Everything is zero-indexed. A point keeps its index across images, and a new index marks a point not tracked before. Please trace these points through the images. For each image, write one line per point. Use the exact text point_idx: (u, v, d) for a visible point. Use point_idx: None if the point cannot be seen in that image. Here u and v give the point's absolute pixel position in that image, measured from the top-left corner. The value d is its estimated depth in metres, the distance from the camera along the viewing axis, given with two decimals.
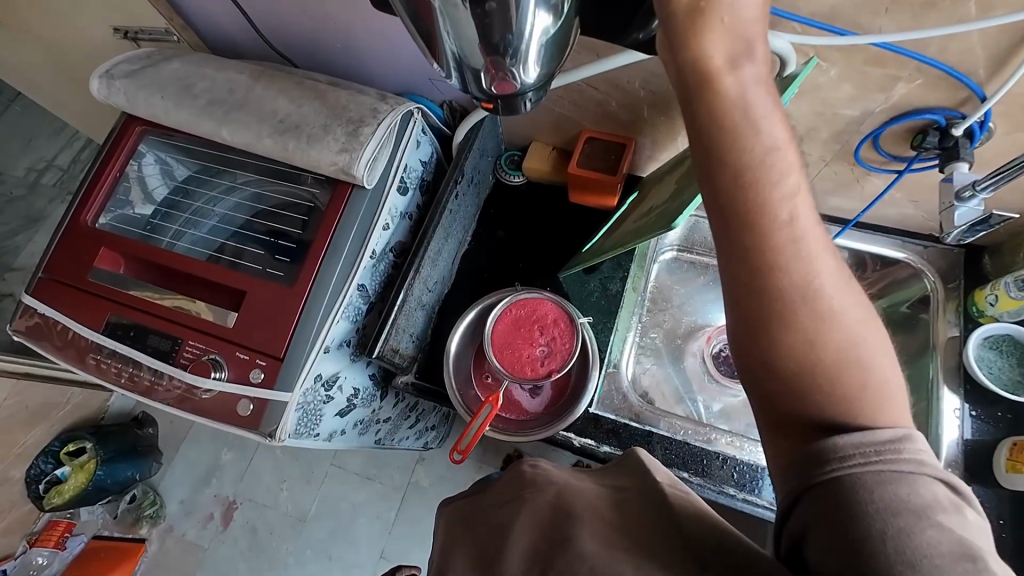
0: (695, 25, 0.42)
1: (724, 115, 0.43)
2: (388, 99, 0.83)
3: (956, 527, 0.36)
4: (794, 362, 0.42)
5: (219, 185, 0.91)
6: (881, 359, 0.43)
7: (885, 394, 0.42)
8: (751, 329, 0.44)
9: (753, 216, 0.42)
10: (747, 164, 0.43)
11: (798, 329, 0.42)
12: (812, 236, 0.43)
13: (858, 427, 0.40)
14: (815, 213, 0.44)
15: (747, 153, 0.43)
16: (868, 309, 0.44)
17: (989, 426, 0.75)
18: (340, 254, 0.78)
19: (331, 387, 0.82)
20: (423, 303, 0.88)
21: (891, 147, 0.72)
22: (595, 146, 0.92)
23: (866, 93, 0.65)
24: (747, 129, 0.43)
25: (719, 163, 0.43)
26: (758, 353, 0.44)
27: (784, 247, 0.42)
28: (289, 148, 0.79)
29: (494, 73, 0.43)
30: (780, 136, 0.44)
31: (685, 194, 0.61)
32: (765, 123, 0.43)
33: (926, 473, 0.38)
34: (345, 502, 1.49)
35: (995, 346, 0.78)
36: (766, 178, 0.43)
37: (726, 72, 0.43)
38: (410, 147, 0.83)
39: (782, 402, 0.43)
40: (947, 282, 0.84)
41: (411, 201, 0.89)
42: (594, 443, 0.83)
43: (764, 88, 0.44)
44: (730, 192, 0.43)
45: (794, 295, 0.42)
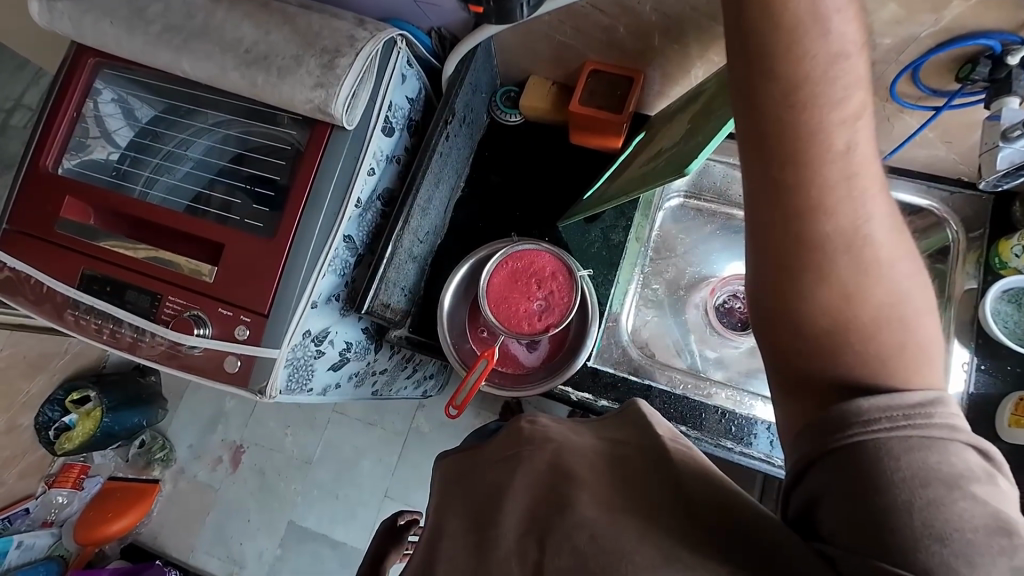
0: None
1: (790, 15, 0.37)
2: (367, 24, 0.73)
3: (988, 497, 0.33)
4: (825, 320, 0.39)
5: (188, 126, 0.84)
6: (923, 318, 0.39)
7: (919, 354, 0.39)
8: (778, 279, 0.40)
9: (798, 154, 0.37)
10: (800, 89, 0.37)
11: (831, 284, 0.38)
12: (865, 175, 0.38)
13: (885, 386, 0.37)
14: (874, 149, 0.39)
15: (789, 76, 0.37)
16: (914, 261, 0.40)
17: (995, 381, 0.74)
18: (326, 199, 0.72)
19: (322, 342, 0.79)
20: (415, 254, 0.84)
21: (932, 80, 0.64)
22: (600, 80, 0.84)
23: (913, 14, 0.56)
24: (795, 46, 0.37)
25: (770, 78, 0.38)
26: (781, 309, 0.40)
27: (836, 185, 0.38)
28: (258, 83, 0.71)
29: None
30: (853, 41, 0.38)
31: (703, 134, 0.54)
32: (836, 22, 0.37)
33: (958, 440, 0.35)
34: (348, 446, 1.53)
35: (1013, 299, 0.74)
36: (816, 106, 0.37)
37: None
38: (395, 81, 0.75)
39: (800, 360, 0.40)
40: (970, 232, 0.80)
41: (398, 143, 0.82)
42: (593, 397, 0.82)
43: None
44: (777, 123, 0.38)
45: (837, 242, 0.38)
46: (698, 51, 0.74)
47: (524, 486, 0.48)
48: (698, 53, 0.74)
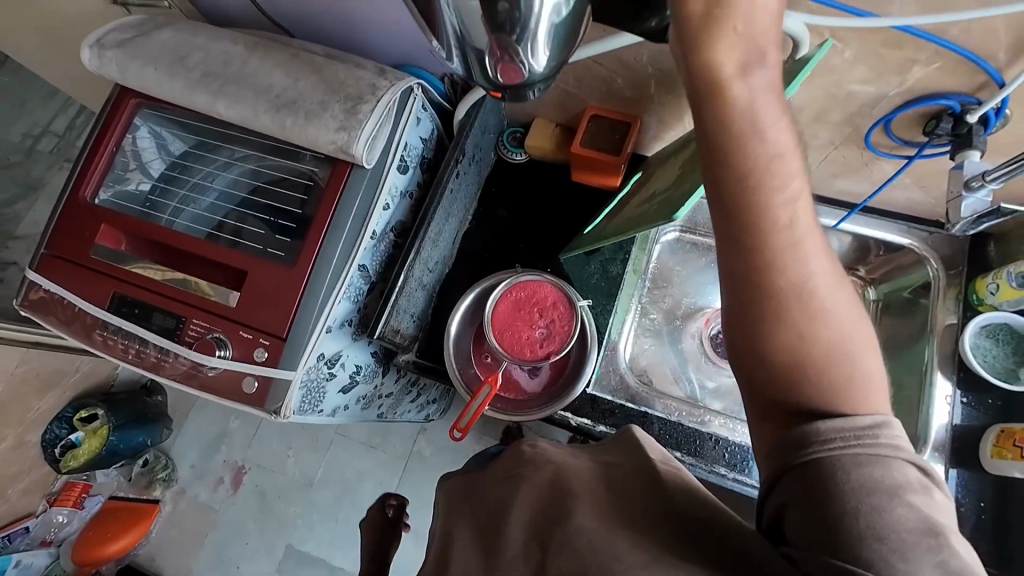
0: (710, 31, 0.40)
1: (733, 124, 0.42)
2: (388, 74, 0.80)
3: (923, 505, 0.37)
4: (786, 356, 0.43)
5: (215, 160, 0.90)
6: (869, 356, 0.44)
7: (870, 386, 0.43)
8: (741, 318, 0.44)
9: (753, 217, 0.43)
10: (752, 166, 0.42)
11: (786, 325, 0.43)
12: (810, 240, 0.43)
13: (838, 412, 0.41)
14: (814, 218, 0.44)
15: (744, 156, 0.42)
16: (858, 307, 0.45)
17: (978, 413, 0.77)
18: (344, 231, 0.78)
19: (333, 364, 0.83)
20: (424, 283, 0.88)
21: (903, 132, 0.70)
22: (600, 124, 0.90)
23: (881, 76, 0.62)
24: (758, 132, 0.42)
25: (728, 158, 0.43)
26: (748, 346, 0.45)
27: (783, 248, 0.43)
28: (286, 125, 0.77)
29: (498, 65, 0.40)
30: (786, 145, 0.43)
31: (689, 183, 0.59)
32: (770, 131, 0.43)
33: (900, 457, 0.39)
34: (349, 469, 1.55)
35: (991, 335, 0.78)
36: (767, 184, 0.43)
37: (736, 79, 0.41)
38: (410, 124, 0.82)
39: (768, 390, 0.44)
40: (949, 269, 0.84)
41: (412, 179, 0.88)
42: (591, 422, 0.85)
43: (774, 101, 0.43)
44: (735, 192, 0.43)
45: (789, 292, 0.43)
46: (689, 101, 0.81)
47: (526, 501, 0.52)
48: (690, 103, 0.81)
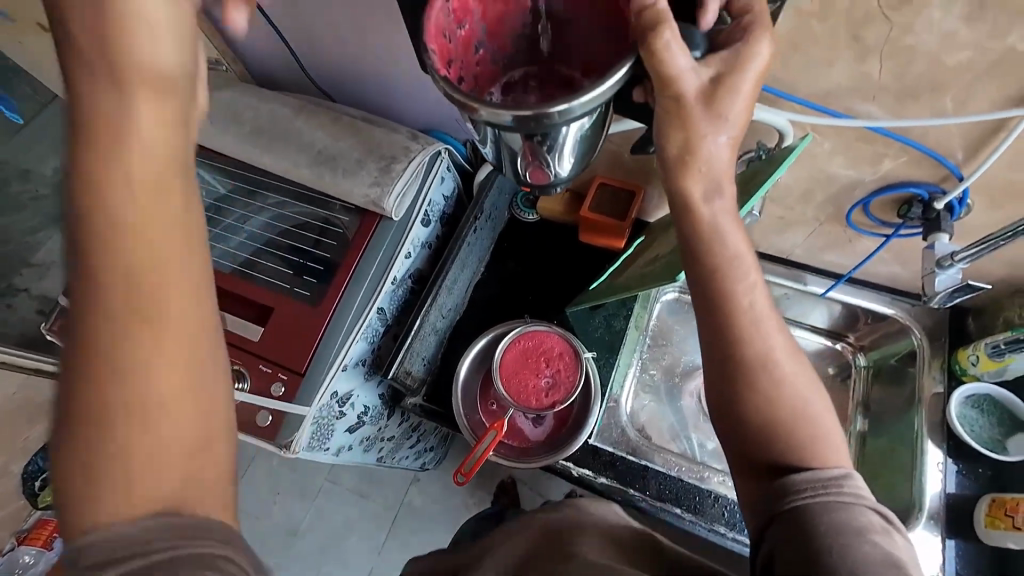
0: (682, 168, 0.48)
1: (702, 226, 0.49)
2: (419, 139, 0.89)
3: (887, 545, 0.40)
4: (759, 419, 0.48)
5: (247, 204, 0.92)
6: (829, 420, 0.48)
7: (834, 445, 0.47)
8: (718, 385, 0.49)
9: (720, 298, 0.49)
10: (716, 258, 0.49)
11: (760, 392, 0.47)
12: (768, 319, 0.49)
13: (810, 465, 0.45)
14: (770, 300, 0.50)
15: (710, 250, 0.49)
16: (816, 377, 0.50)
17: (969, 481, 0.79)
18: (367, 276, 0.83)
19: (344, 403, 0.85)
20: (437, 329, 0.93)
21: (880, 213, 0.78)
22: (607, 191, 0.99)
23: (857, 165, 0.71)
24: (724, 233, 0.49)
25: (697, 251, 0.50)
26: (724, 410, 0.49)
27: (746, 325, 0.49)
28: (325, 179, 0.86)
29: (530, 166, 0.50)
30: (744, 245, 0.50)
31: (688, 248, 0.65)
32: (730, 237, 0.49)
33: (863, 505, 0.43)
34: (337, 518, 1.50)
35: (978, 405, 0.83)
36: (730, 273, 0.49)
37: (702, 203, 0.49)
38: (436, 183, 0.90)
39: (745, 451, 0.48)
40: (933, 339, 0.89)
41: (432, 232, 0.95)
42: (592, 473, 0.85)
43: (733, 220, 0.50)
44: (704, 276, 0.50)
45: (755, 363, 0.48)
46: None
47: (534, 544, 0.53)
48: None
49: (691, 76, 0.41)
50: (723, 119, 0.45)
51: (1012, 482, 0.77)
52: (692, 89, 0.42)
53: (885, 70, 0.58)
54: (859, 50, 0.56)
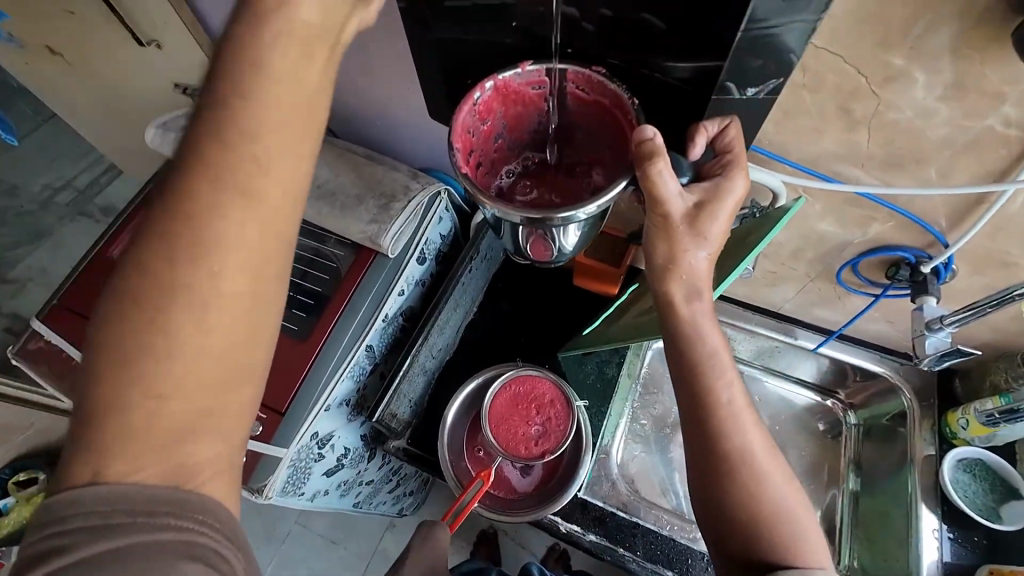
0: (667, 274, 0.55)
1: (683, 324, 0.55)
2: (420, 178, 0.90)
3: None
4: (741, 514, 0.52)
5: None
6: (805, 519, 0.53)
7: (810, 546, 0.51)
8: (703, 477, 0.55)
9: (703, 396, 0.55)
10: (698, 356, 0.55)
11: (737, 495, 0.53)
12: (745, 416, 0.55)
13: (791, 567, 0.49)
14: (748, 397, 0.56)
15: (693, 349, 0.55)
16: (792, 476, 0.55)
17: (965, 550, 0.77)
18: (358, 313, 0.82)
19: (324, 445, 0.82)
20: (426, 369, 0.91)
21: (869, 273, 0.80)
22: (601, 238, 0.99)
23: (845, 226, 0.73)
24: (704, 333, 0.55)
25: (681, 347, 0.56)
26: (709, 504, 0.54)
27: (726, 422, 0.54)
28: (322, 213, 0.85)
29: (535, 242, 0.55)
30: (720, 344, 0.56)
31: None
32: (708, 335, 0.55)
33: None
34: (304, 566, 1.40)
35: (969, 469, 0.82)
36: (709, 372, 0.55)
37: (684, 305, 0.55)
38: (434, 222, 0.90)
39: (729, 544, 0.53)
40: (922, 400, 0.89)
41: (427, 269, 0.94)
42: (581, 529, 0.80)
43: (712, 322, 0.56)
44: (690, 373, 0.55)
45: (735, 459, 0.53)
46: None
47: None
48: None
49: (677, 200, 0.50)
50: (704, 237, 0.52)
51: (1007, 552, 0.76)
52: (678, 212, 0.51)
53: (872, 140, 0.60)
54: (847, 121, 0.59)
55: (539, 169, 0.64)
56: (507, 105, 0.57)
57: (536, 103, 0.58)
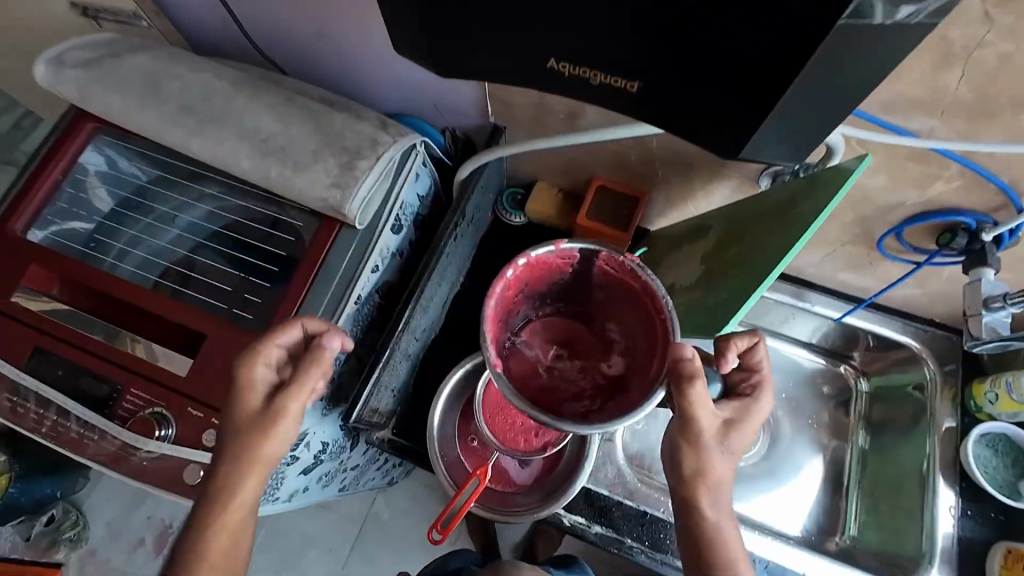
0: (690, 435, 0.54)
1: (693, 409, 0.53)
2: (389, 128, 0.73)
3: None
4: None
5: (173, 199, 0.80)
6: None
7: None
8: (689, 537, 0.57)
9: (695, 470, 0.55)
10: (698, 432, 0.54)
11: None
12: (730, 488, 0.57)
13: None
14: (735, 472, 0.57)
15: (695, 423, 0.54)
16: None
17: (980, 526, 0.75)
18: (324, 297, 0.68)
19: (297, 446, 0.72)
20: (409, 353, 0.80)
21: (914, 239, 0.70)
22: (606, 195, 0.87)
23: (900, 185, 0.62)
24: (707, 410, 0.54)
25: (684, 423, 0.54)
26: (696, 560, 0.57)
27: (712, 492, 0.56)
28: (271, 175, 0.69)
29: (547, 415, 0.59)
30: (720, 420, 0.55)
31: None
32: (709, 414, 0.54)
33: None
34: (295, 535, 1.36)
35: (992, 444, 0.78)
36: (707, 445, 0.55)
37: (702, 409, 0.53)
38: (410, 180, 0.75)
39: None
40: (944, 365, 0.84)
41: (404, 238, 0.80)
42: (586, 521, 0.75)
43: (729, 441, 0.56)
44: (685, 444, 0.55)
45: (716, 527, 0.56)
46: (701, 183, 0.78)
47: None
48: (702, 185, 0.79)
49: (713, 418, 0.55)
50: (731, 449, 0.55)
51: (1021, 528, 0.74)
52: (712, 425, 0.55)
53: (965, 81, 0.47)
54: (940, 54, 0.46)
55: (553, 314, 0.73)
56: (536, 276, 0.65)
57: (563, 271, 0.66)
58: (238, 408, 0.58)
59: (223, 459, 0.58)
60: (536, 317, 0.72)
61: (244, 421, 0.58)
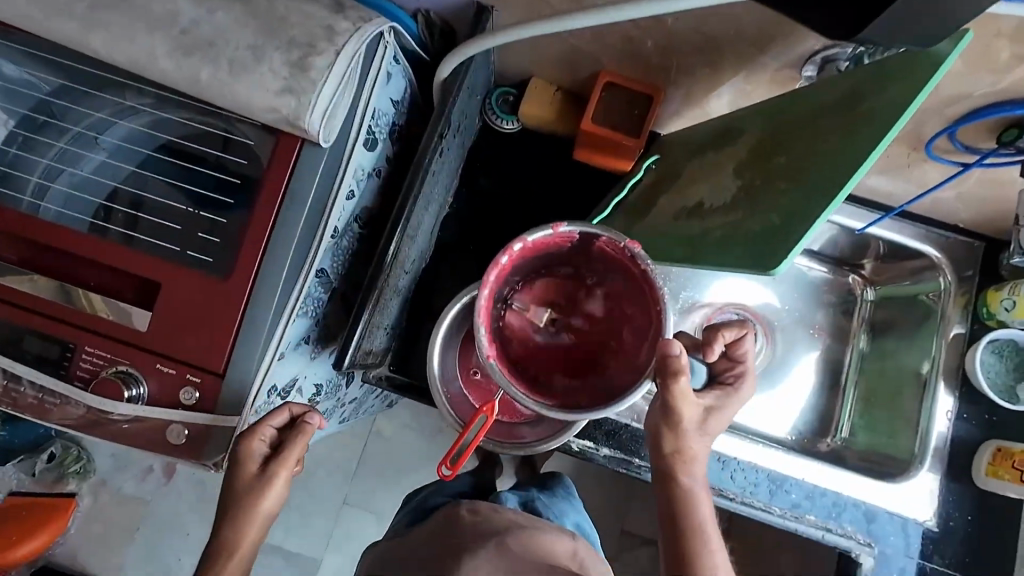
0: (672, 422, 0.54)
1: (680, 393, 0.53)
2: (346, 10, 0.57)
3: None
4: None
5: (85, 116, 0.64)
6: None
7: None
8: (671, 539, 0.53)
9: (675, 457, 0.55)
10: (679, 420, 0.54)
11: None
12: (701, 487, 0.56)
13: None
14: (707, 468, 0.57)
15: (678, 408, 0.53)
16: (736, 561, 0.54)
17: (971, 427, 0.78)
18: (294, 233, 0.58)
19: (288, 393, 0.67)
20: (400, 288, 0.73)
21: (967, 137, 0.62)
22: (614, 94, 0.74)
23: (974, 72, 0.52)
24: (688, 397, 0.53)
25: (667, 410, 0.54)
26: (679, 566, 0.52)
27: (691, 483, 0.55)
28: (202, 81, 0.55)
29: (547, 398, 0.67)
30: (698, 413, 0.55)
31: (758, 216, 0.44)
32: (689, 404, 0.54)
33: None
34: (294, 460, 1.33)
35: (998, 350, 0.78)
36: (686, 432, 0.55)
37: (686, 397, 0.53)
38: (380, 81, 0.61)
39: None
40: (961, 273, 0.82)
41: (380, 155, 0.68)
42: (594, 445, 0.75)
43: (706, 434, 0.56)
44: (663, 433, 0.55)
45: (696, 523, 0.53)
46: (730, 75, 0.66)
47: (488, 564, 0.51)
48: (730, 78, 0.67)
49: (694, 409, 0.54)
50: (708, 437, 0.56)
51: (1011, 427, 0.77)
52: (693, 416, 0.55)
53: None
54: None
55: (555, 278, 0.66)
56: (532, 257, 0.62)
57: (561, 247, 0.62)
58: (236, 475, 0.57)
59: (226, 522, 0.57)
60: (531, 289, 0.66)
61: (244, 488, 0.57)
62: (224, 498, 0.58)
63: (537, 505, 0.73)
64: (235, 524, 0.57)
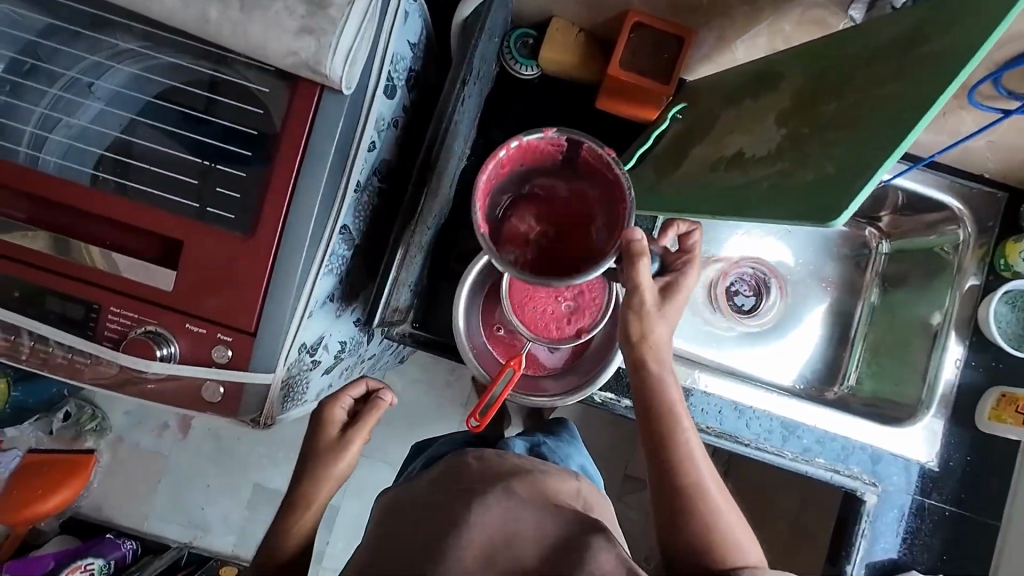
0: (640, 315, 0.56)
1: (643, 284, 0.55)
2: None
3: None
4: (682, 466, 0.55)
5: (79, 61, 0.59)
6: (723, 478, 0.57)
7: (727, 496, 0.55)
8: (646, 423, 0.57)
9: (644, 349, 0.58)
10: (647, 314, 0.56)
11: (699, 519, 0.53)
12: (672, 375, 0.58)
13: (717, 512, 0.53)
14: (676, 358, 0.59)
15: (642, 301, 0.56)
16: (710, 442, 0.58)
17: (979, 374, 0.81)
18: (317, 187, 0.56)
19: (316, 350, 0.67)
20: (422, 244, 0.71)
21: (1014, 82, 0.60)
22: (642, 36, 0.70)
23: None
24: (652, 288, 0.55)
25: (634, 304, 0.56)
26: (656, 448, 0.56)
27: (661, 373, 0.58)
28: (212, 20, 0.51)
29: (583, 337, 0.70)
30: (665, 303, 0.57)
31: (811, 166, 0.43)
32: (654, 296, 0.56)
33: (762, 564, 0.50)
34: None
35: (1012, 301, 0.80)
36: (653, 324, 0.57)
37: (649, 286, 0.55)
38: (399, 21, 0.57)
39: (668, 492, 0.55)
40: (982, 225, 0.81)
41: (399, 104, 0.65)
42: (615, 397, 0.77)
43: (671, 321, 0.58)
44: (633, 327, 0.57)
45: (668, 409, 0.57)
46: (770, 15, 0.62)
47: (499, 505, 0.50)
48: (769, 18, 0.63)
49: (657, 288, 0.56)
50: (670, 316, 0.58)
51: (1015, 373, 0.80)
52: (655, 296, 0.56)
53: None
54: None
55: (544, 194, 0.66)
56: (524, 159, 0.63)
57: (553, 156, 0.64)
58: (319, 436, 0.66)
59: (304, 479, 0.65)
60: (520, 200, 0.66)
61: (323, 450, 0.65)
62: (304, 458, 0.66)
63: (543, 450, 0.75)
64: (310, 484, 0.64)
